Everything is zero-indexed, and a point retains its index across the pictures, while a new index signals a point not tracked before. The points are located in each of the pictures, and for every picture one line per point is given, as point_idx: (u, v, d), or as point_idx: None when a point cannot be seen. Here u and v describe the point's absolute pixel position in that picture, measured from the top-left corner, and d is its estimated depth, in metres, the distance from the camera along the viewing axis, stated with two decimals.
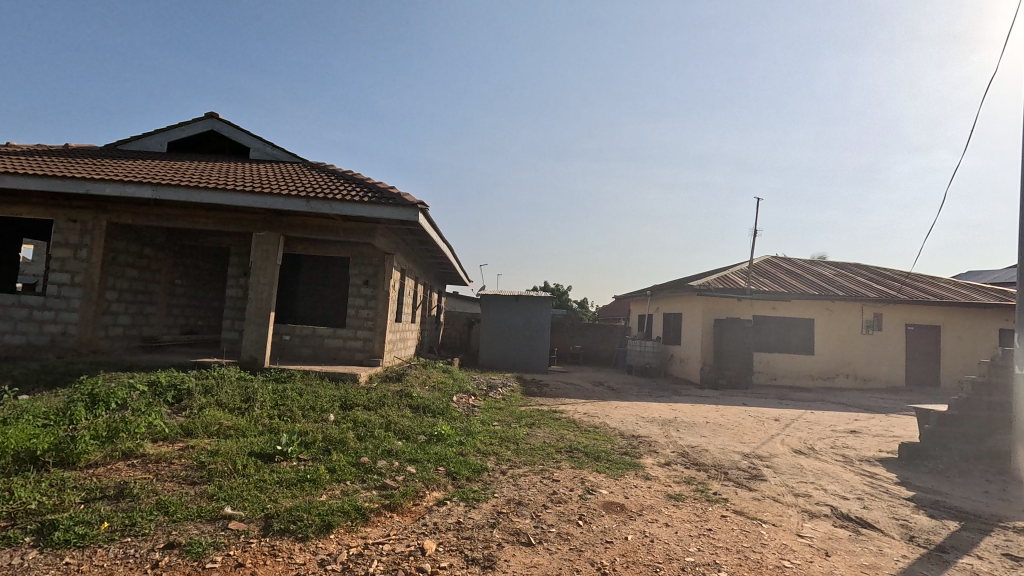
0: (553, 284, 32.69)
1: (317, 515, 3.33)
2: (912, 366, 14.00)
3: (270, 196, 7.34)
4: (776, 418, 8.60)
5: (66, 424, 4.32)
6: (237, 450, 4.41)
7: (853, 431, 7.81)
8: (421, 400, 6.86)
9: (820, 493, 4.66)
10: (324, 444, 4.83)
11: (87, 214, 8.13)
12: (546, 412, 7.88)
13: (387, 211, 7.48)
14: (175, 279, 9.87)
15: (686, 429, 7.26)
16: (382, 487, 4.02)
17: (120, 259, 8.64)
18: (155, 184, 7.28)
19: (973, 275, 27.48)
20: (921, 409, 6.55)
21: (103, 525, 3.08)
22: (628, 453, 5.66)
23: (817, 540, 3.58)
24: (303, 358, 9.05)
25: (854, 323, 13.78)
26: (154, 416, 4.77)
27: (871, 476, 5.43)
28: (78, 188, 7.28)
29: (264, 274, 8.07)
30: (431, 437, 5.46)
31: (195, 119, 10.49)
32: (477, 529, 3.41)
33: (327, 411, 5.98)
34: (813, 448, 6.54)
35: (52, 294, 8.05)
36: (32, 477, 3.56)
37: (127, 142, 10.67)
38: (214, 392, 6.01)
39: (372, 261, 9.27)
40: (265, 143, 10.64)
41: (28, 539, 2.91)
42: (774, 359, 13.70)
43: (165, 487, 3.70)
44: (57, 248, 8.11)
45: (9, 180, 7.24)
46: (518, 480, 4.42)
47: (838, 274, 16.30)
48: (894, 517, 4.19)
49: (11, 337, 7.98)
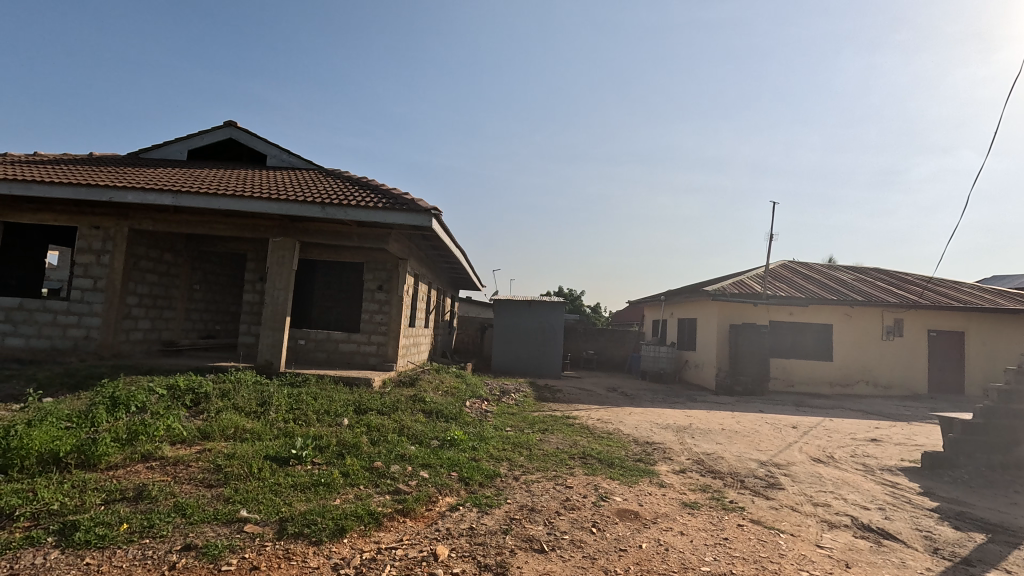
0: (567, 290, 32.49)
1: (331, 519, 3.36)
2: (935, 374, 13.65)
3: (286, 202, 7.46)
4: (794, 425, 8.43)
5: (88, 426, 4.41)
6: (253, 453, 4.46)
7: (874, 439, 7.63)
8: (433, 405, 6.89)
9: (840, 503, 4.56)
10: (338, 447, 4.87)
11: (110, 220, 8.30)
12: (559, 418, 7.84)
13: (401, 217, 7.55)
14: (194, 284, 10.04)
15: (701, 436, 7.16)
16: (395, 492, 4.03)
17: (141, 265, 8.83)
18: (175, 192, 7.44)
19: (993, 280, 26.93)
20: (944, 417, 6.37)
21: (122, 526, 3.13)
22: (642, 460, 5.61)
23: (837, 551, 3.51)
24: (317, 361, 9.14)
25: (874, 329, 13.51)
26: (172, 418, 4.85)
27: (893, 485, 5.31)
28: (101, 196, 7.47)
29: (280, 279, 8.17)
30: (443, 443, 5.46)
31: (214, 127, 10.72)
32: (490, 535, 3.40)
33: (341, 415, 6.02)
34: (833, 456, 6.41)
35: (76, 299, 8.25)
36: (55, 479, 3.65)
37: (148, 150, 10.93)
38: (231, 395, 6.10)
39: (386, 266, 9.37)
40: (281, 150, 10.81)
41: (50, 539, 2.97)
42: (791, 365, 13.49)
43: (183, 489, 3.76)
44: (81, 254, 8.32)
45: (36, 189, 7.45)
46: (530, 486, 4.40)
47: (857, 278, 16.04)
48: (918, 528, 4.08)
49: (36, 341, 8.18)
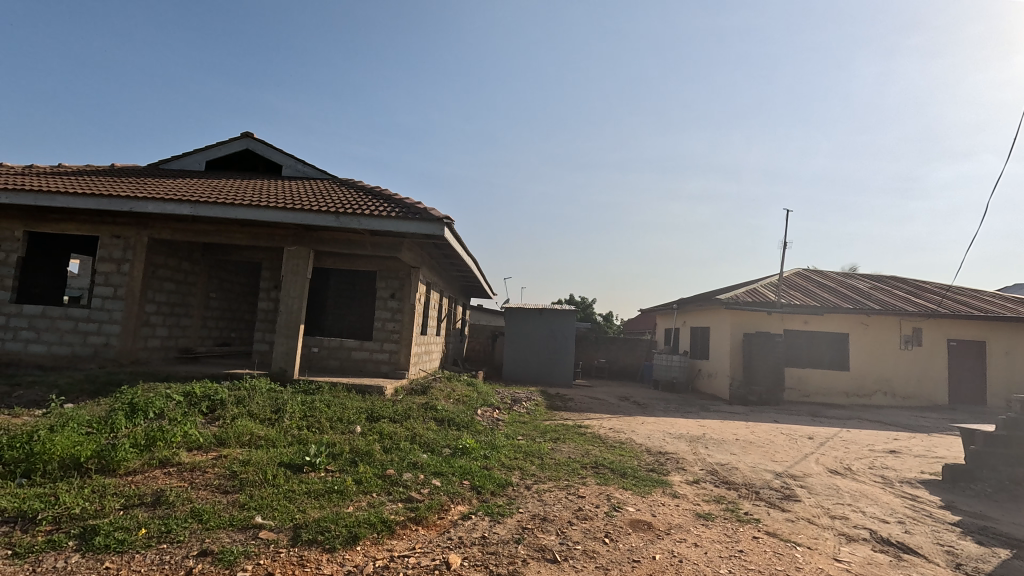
0: (578, 298, 32.41)
1: (344, 526, 3.38)
2: (955, 384, 13.37)
3: (301, 211, 7.55)
4: (810, 436, 8.31)
5: (107, 432, 4.50)
6: (267, 460, 4.51)
7: (893, 451, 7.49)
8: (445, 413, 6.91)
9: (858, 516, 4.47)
10: (351, 455, 4.90)
11: (130, 230, 8.50)
12: (571, 427, 7.81)
13: (414, 226, 7.63)
14: (210, 291, 10.21)
15: (714, 446, 7.09)
16: (408, 500, 4.04)
17: (160, 273, 9.01)
18: (193, 202, 7.59)
19: (1013, 288, 26.48)
20: (965, 428, 6.26)
21: (140, 531, 3.18)
22: (655, 470, 5.56)
23: (855, 565, 3.44)
24: (330, 369, 9.22)
25: (891, 338, 13.30)
26: (190, 425, 4.93)
27: (913, 498, 5.20)
28: (122, 206, 7.65)
29: (294, 287, 8.27)
30: (455, 451, 5.47)
31: (232, 139, 10.95)
32: (502, 545, 3.39)
33: (354, 422, 6.07)
34: (851, 468, 6.31)
35: (97, 307, 8.44)
36: (76, 483, 3.72)
37: (167, 162, 11.17)
38: (246, 402, 6.17)
39: (398, 274, 9.43)
40: (297, 160, 11.01)
41: (71, 543, 3.03)
42: (807, 374, 13.27)
43: (199, 495, 3.81)
44: (102, 263, 8.53)
45: (60, 200, 7.65)
46: (543, 496, 4.38)
47: (875, 287, 15.79)
48: (938, 542, 3.99)
49: (57, 347, 8.36)
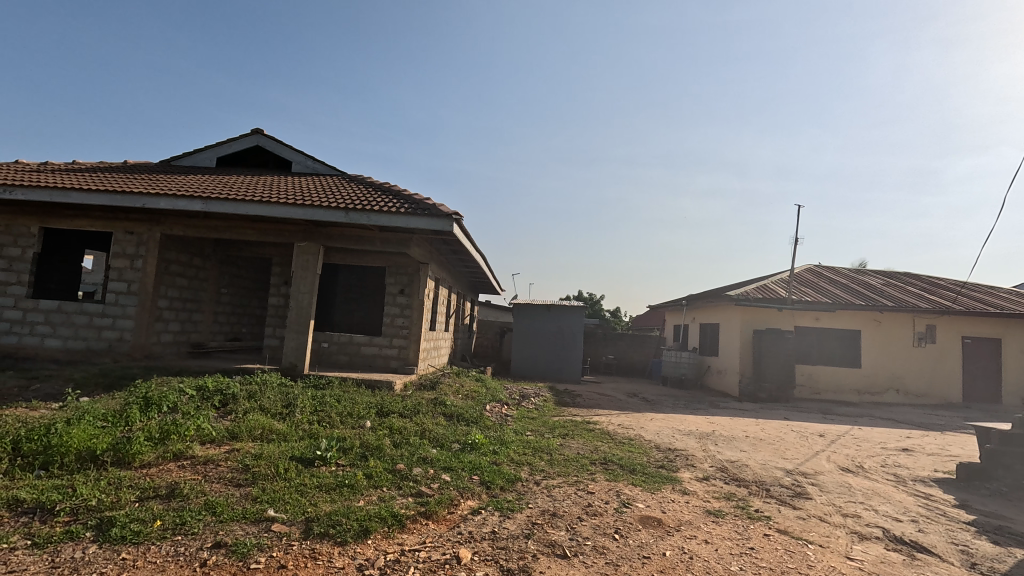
0: (586, 295, 32.32)
1: (356, 520, 3.41)
2: (970, 382, 13.18)
3: (311, 208, 7.57)
4: (821, 433, 8.24)
5: (122, 425, 4.55)
6: (279, 454, 4.56)
7: (906, 449, 7.40)
8: (454, 409, 6.93)
9: (870, 514, 4.43)
10: (361, 450, 4.93)
11: (143, 226, 8.59)
12: (579, 423, 7.79)
13: (423, 222, 7.63)
14: (221, 287, 10.31)
15: (724, 443, 7.05)
16: (418, 494, 4.06)
17: (172, 269, 9.11)
18: (205, 199, 7.65)
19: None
20: (981, 427, 6.19)
21: (155, 523, 3.22)
22: (665, 466, 5.54)
23: (867, 563, 3.42)
24: (340, 364, 9.27)
25: (905, 335, 13.14)
26: (203, 418, 4.97)
27: (927, 497, 5.14)
28: (135, 203, 7.72)
29: (304, 283, 8.32)
30: (465, 446, 5.48)
31: (242, 135, 11.02)
32: (512, 540, 3.39)
33: (364, 417, 6.12)
34: (863, 466, 6.24)
35: (111, 302, 8.55)
36: (91, 476, 3.77)
37: (178, 158, 11.27)
38: (257, 397, 6.24)
39: (406, 270, 9.47)
40: (306, 156, 11.07)
41: (88, 534, 3.08)
42: (818, 371, 13.13)
43: (212, 488, 3.86)
44: (116, 259, 8.63)
45: (74, 197, 7.74)
46: (552, 491, 4.39)
47: (888, 283, 15.62)
48: (953, 541, 3.95)
49: (72, 342, 8.49)
